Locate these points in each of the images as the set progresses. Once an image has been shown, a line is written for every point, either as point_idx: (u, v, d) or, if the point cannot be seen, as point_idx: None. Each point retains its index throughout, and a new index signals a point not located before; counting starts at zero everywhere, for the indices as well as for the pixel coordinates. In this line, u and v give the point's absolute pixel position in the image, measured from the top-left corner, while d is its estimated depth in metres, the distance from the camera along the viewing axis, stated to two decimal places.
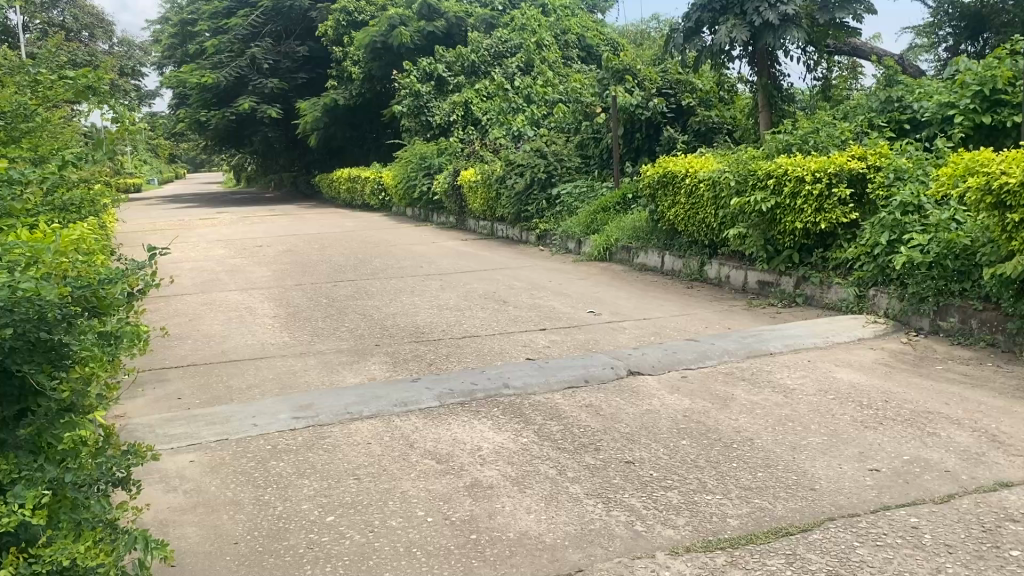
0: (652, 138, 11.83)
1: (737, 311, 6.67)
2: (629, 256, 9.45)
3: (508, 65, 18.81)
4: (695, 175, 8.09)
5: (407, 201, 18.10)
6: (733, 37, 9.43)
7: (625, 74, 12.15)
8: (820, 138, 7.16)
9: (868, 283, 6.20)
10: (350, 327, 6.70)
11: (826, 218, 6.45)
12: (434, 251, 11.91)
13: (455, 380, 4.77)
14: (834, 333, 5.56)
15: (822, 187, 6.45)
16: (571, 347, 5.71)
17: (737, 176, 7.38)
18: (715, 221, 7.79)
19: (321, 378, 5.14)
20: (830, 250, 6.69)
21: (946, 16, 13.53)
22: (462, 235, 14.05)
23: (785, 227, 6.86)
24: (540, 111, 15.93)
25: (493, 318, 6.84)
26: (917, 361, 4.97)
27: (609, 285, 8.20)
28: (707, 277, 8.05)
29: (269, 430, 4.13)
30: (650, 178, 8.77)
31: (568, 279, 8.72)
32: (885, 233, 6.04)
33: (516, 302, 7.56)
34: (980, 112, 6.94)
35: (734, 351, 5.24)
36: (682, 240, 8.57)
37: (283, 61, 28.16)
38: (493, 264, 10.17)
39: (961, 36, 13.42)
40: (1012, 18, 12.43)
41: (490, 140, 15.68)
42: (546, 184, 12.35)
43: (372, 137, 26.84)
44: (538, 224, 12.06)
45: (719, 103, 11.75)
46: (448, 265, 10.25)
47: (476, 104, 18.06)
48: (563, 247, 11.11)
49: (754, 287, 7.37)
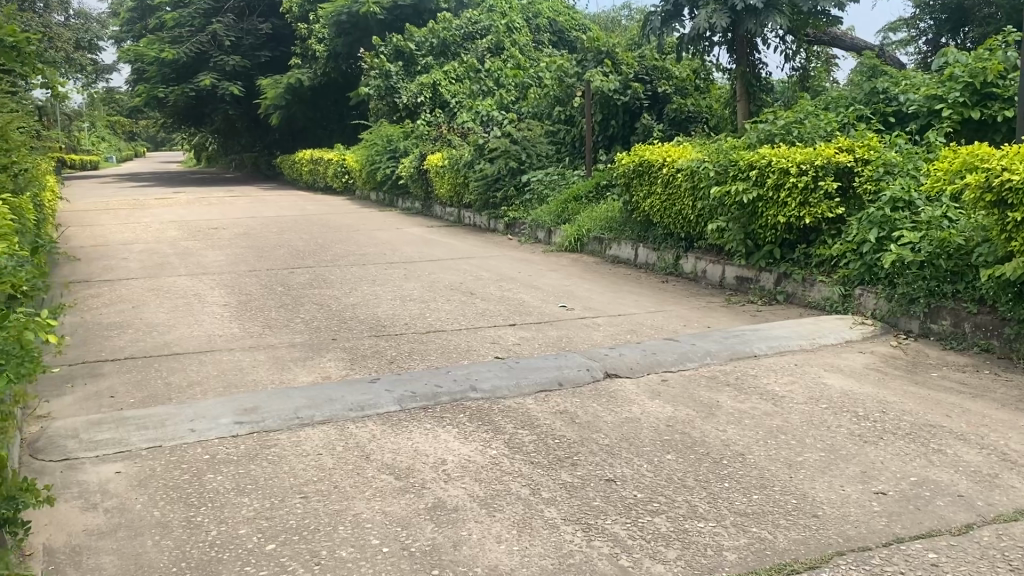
0: (627, 126, 11.50)
1: (716, 309, 6.35)
2: (601, 247, 9.11)
3: (478, 47, 18.35)
4: (673, 165, 7.77)
5: (371, 184, 17.59)
6: (712, 22, 9.05)
7: (608, 54, 11.95)
8: (805, 128, 6.86)
9: (854, 281, 5.92)
10: (306, 319, 6.26)
11: (811, 213, 6.16)
12: (399, 237, 11.47)
13: (418, 381, 4.38)
14: (821, 335, 5.26)
15: (808, 180, 6.14)
16: (542, 345, 5.35)
17: (717, 166, 7.06)
18: (692, 213, 7.47)
19: (270, 376, 4.71)
20: (813, 246, 6.40)
21: (927, 8, 13.41)
22: (427, 222, 13.61)
23: (767, 221, 6.55)
24: (510, 95, 15.52)
25: (458, 312, 6.45)
26: (910, 368, 4.68)
27: (581, 278, 7.84)
28: (682, 271, 7.72)
29: (208, 437, 3.71)
30: (625, 167, 8.43)
31: (537, 271, 8.35)
32: (874, 230, 5.76)
33: (483, 294, 7.17)
34: (969, 106, 6.67)
35: (717, 353, 4.91)
36: (658, 232, 8.24)
37: (246, 38, 27.43)
38: (459, 253, 9.76)
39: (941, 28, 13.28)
40: (992, 11, 12.34)
41: (458, 125, 15.24)
42: (516, 171, 11.98)
43: (337, 118, 26.18)
44: (507, 212, 11.66)
45: (695, 91, 11.45)
46: (413, 253, 9.82)
47: (445, 86, 17.50)
48: (532, 236, 10.73)
49: (732, 283, 7.07)
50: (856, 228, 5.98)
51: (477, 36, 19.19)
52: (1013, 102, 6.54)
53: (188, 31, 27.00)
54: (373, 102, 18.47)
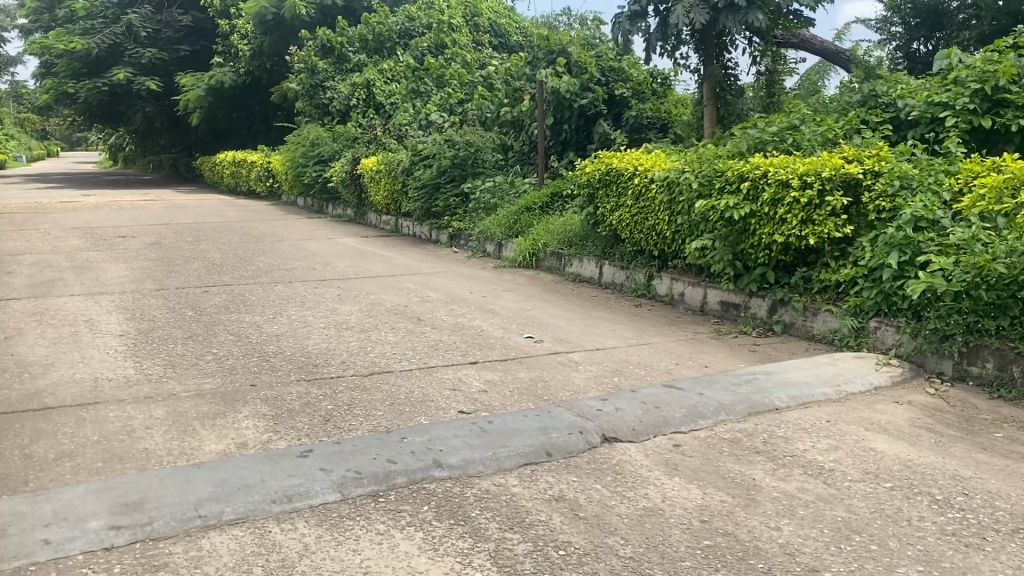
0: (582, 132, 10.65)
1: (706, 342, 5.48)
2: (559, 264, 8.21)
3: (415, 46, 17.27)
4: (646, 175, 6.89)
5: (298, 189, 16.39)
6: (691, 19, 8.33)
7: (560, 54, 11.02)
8: (800, 136, 6.06)
9: (868, 312, 5.12)
10: (220, 356, 5.15)
11: (816, 232, 5.34)
12: (331, 248, 10.37)
13: (365, 453, 3.35)
14: (845, 379, 4.42)
15: (813, 194, 5.33)
16: (514, 392, 4.37)
17: (700, 177, 6.21)
18: (668, 229, 6.59)
19: (166, 445, 3.62)
20: (814, 270, 5.58)
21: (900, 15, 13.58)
22: (361, 231, 12.50)
23: (760, 241, 5.72)
24: (453, 97, 14.52)
25: (406, 344, 5.43)
26: (966, 424, 3.85)
27: (543, 301, 6.89)
28: (655, 294, 6.85)
29: (67, 553, 2.62)
30: (589, 176, 7.52)
31: (491, 291, 7.38)
32: (894, 253, 4.96)
33: (434, 321, 6.17)
34: (980, 113, 5.93)
35: (732, 407, 4.01)
36: (626, 248, 7.36)
37: (164, 31, 25.79)
38: (400, 268, 8.73)
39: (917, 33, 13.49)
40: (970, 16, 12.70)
41: (394, 126, 14.18)
42: (457, 178, 10.98)
43: (262, 119, 24.47)
44: (449, 223, 10.67)
45: (653, 96, 10.66)
46: (347, 268, 8.73)
47: (379, 87, 16.38)
48: (479, 250, 9.77)
49: (716, 309, 6.22)
50: (869, 250, 5.18)
51: (415, 34, 18.12)
52: None
53: (101, 22, 25.25)
54: (300, 101, 17.18)
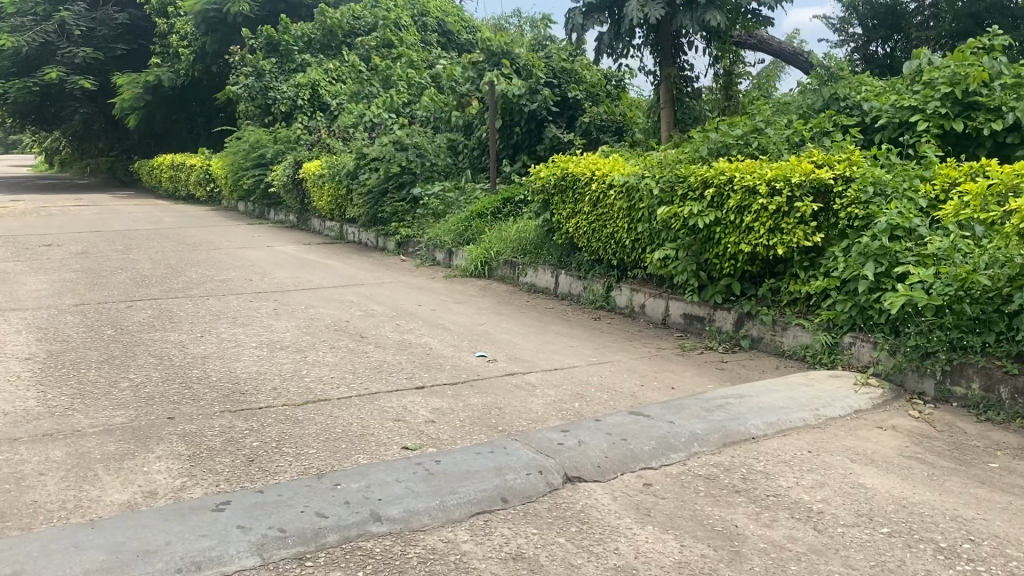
0: (534, 134, 10.27)
1: (671, 360, 5.12)
2: (513, 273, 7.82)
3: (361, 45, 16.72)
4: (604, 180, 6.54)
5: (240, 194, 15.76)
6: (646, 15, 7.98)
7: (503, 56, 10.63)
8: (766, 139, 5.76)
9: (841, 326, 4.81)
10: (137, 382, 4.63)
11: (785, 241, 5.02)
12: (272, 257, 9.84)
13: (291, 505, 2.90)
14: (823, 402, 4.09)
15: (781, 201, 5.01)
16: (464, 422, 3.95)
17: (662, 182, 5.87)
18: (627, 238, 6.23)
19: (59, 496, 3.11)
20: (783, 281, 5.27)
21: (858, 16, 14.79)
22: (304, 238, 11.96)
23: (725, 250, 5.38)
24: (399, 98, 14.06)
25: (346, 366, 4.97)
26: (958, 454, 3.54)
27: (495, 314, 6.48)
28: (615, 305, 6.49)
29: None
30: (543, 180, 7.14)
31: (440, 303, 6.95)
32: (870, 264, 4.66)
33: (379, 338, 5.72)
34: (951, 117, 5.71)
35: (706, 436, 3.64)
36: (583, 257, 6.99)
37: (99, 29, 24.80)
38: (343, 278, 8.25)
39: (876, 33, 14.77)
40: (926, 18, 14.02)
41: (339, 128, 13.68)
42: (405, 184, 10.46)
43: (203, 121, 23.61)
44: (397, 230, 10.20)
45: (607, 98, 10.36)
46: (287, 279, 8.22)
47: (324, 88, 15.83)
48: (428, 258, 9.33)
49: (678, 322, 5.87)
50: (841, 260, 4.88)
51: (361, 34, 17.61)
52: (1000, 113, 5.63)
53: (32, 19, 24.16)
54: (240, 102, 16.44)
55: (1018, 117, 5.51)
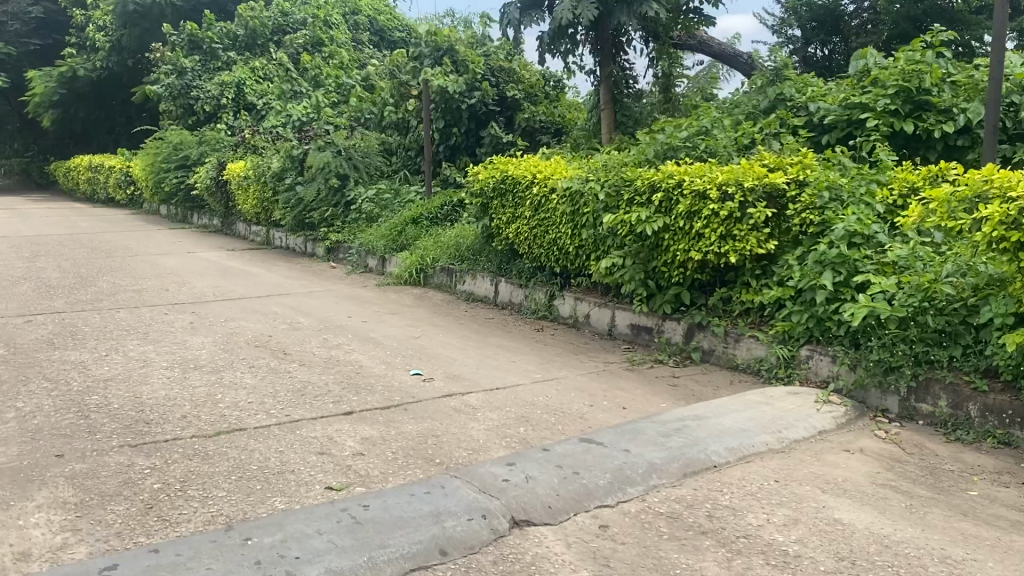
0: (471, 135, 9.89)
1: (620, 375, 4.79)
2: (450, 280, 7.43)
3: (290, 43, 16.09)
4: (545, 183, 6.19)
5: (161, 197, 15.00)
6: (579, 14, 7.75)
7: (447, 52, 10.31)
8: (715, 141, 5.48)
9: (798, 338, 4.55)
10: (25, 412, 4.09)
11: (737, 249, 4.74)
12: (192, 265, 9.24)
13: (192, 569, 2.46)
14: (785, 423, 3.80)
15: (734, 207, 4.72)
16: (398, 454, 3.55)
17: (607, 186, 5.54)
18: (571, 244, 5.90)
19: None
20: (734, 290, 4.99)
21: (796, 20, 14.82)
22: (229, 244, 11.35)
23: (674, 258, 5.08)
24: (329, 97, 13.53)
25: (267, 390, 4.51)
26: (933, 480, 3.28)
27: (431, 326, 6.08)
28: (558, 315, 6.15)
29: None
30: (481, 184, 6.76)
31: (372, 315, 6.51)
32: (827, 272, 4.40)
33: (304, 356, 5.26)
34: (901, 117, 5.52)
35: (665, 466, 3.30)
36: (524, 264, 6.64)
37: (11, 22, 23.50)
38: (269, 288, 7.74)
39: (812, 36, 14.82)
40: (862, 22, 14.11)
41: (266, 128, 13.06)
42: (336, 187, 9.96)
43: (123, 121, 22.54)
44: (326, 235, 9.70)
45: (546, 98, 10.05)
46: (208, 289, 7.66)
47: (251, 86, 15.15)
48: (360, 265, 8.88)
49: (625, 333, 5.56)
50: (796, 268, 4.62)
51: (290, 31, 16.89)
52: (951, 114, 5.45)
53: None
54: (161, 101, 15.64)
55: (969, 118, 5.33)
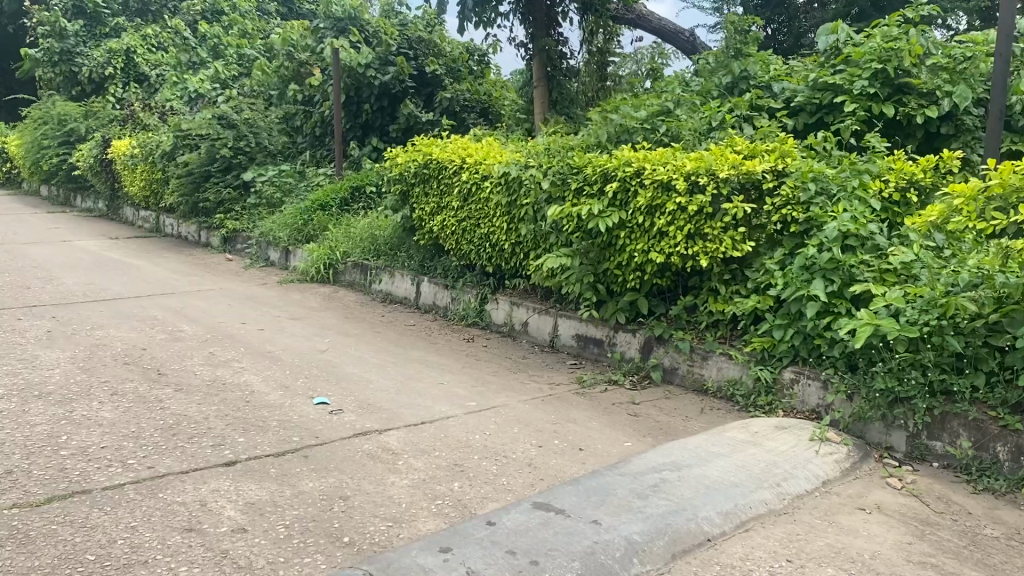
0: (386, 113, 8.94)
1: (570, 401, 4.00)
2: (365, 278, 6.55)
3: (186, 10, 14.70)
4: (476, 168, 5.35)
5: (40, 176, 13.53)
6: None
7: (350, 23, 9.18)
8: (674, 125, 4.73)
9: (780, 358, 3.84)
10: None
11: (708, 251, 4.00)
12: (64, 256, 8.06)
13: None
14: (783, 471, 3.07)
15: (705, 201, 3.98)
16: (293, 529, 2.67)
17: (551, 174, 4.75)
18: (506, 241, 5.09)
19: None
20: (701, 298, 4.26)
21: None
22: (113, 232, 10.13)
23: (630, 260, 4.31)
24: (230, 70, 12.31)
25: (128, 430, 3.54)
26: (980, 555, 2.60)
27: (341, 335, 5.18)
28: (490, 322, 5.35)
29: None
30: (400, 168, 5.88)
31: (271, 321, 5.56)
32: (817, 281, 3.70)
33: (183, 379, 4.29)
34: (880, 100, 4.84)
35: (648, 544, 2.52)
36: (450, 262, 5.81)
37: None
38: (152, 285, 6.69)
39: None
40: None
41: (158, 102, 11.78)
42: (233, 167, 8.87)
43: None
44: (222, 222, 8.65)
45: (469, 75, 9.18)
46: (77, 286, 6.55)
47: (143, 54, 13.72)
48: (261, 258, 7.90)
49: (569, 345, 4.78)
50: (777, 274, 3.91)
51: None
52: (934, 98, 4.80)
53: None
54: (40, 69, 14.08)
55: (955, 103, 4.69)
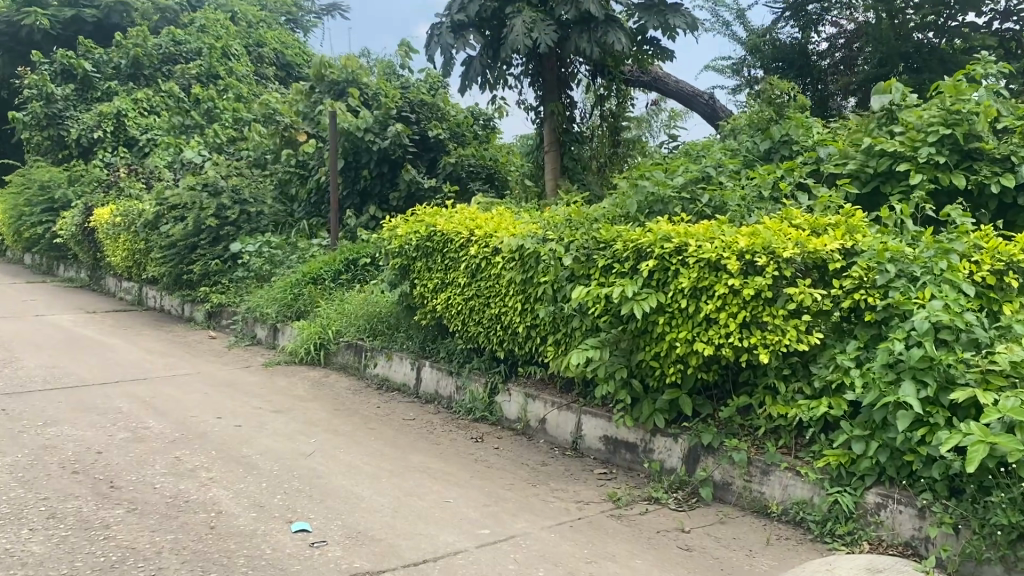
0: (386, 180, 8.39)
1: (604, 525, 3.30)
2: (359, 361, 5.88)
3: (181, 73, 14.33)
4: (487, 240, 4.73)
5: (23, 244, 12.97)
6: (536, 37, 6.36)
7: (349, 85, 8.77)
8: (716, 194, 4.13)
9: (861, 476, 3.15)
10: None
11: (768, 343, 3.35)
12: (33, 333, 7.41)
13: None
14: None
15: (763, 283, 3.34)
16: None
17: (574, 249, 4.12)
18: (520, 324, 4.43)
19: None
20: (758, 398, 3.57)
21: None
22: (91, 304, 9.49)
23: (671, 350, 3.65)
24: (224, 134, 11.84)
25: (58, 572, 2.83)
26: None
27: (331, 434, 4.48)
28: (502, 416, 4.66)
29: None
30: (401, 240, 5.25)
31: (250, 415, 4.86)
32: (908, 384, 3.04)
33: (139, 495, 3.58)
34: (947, 168, 4.25)
35: None
36: (455, 345, 5.14)
37: None
38: (123, 369, 6.03)
39: None
40: None
41: (148, 168, 11.28)
42: (220, 238, 8.29)
43: None
44: (207, 296, 8.03)
45: (474, 139, 8.66)
46: (38, 371, 5.87)
47: (134, 118, 13.26)
48: (247, 336, 7.25)
49: (596, 448, 4.08)
50: (855, 373, 3.25)
51: (182, 61, 14.79)
52: (1009, 165, 4.22)
53: None
54: (28, 134, 13.64)
55: None
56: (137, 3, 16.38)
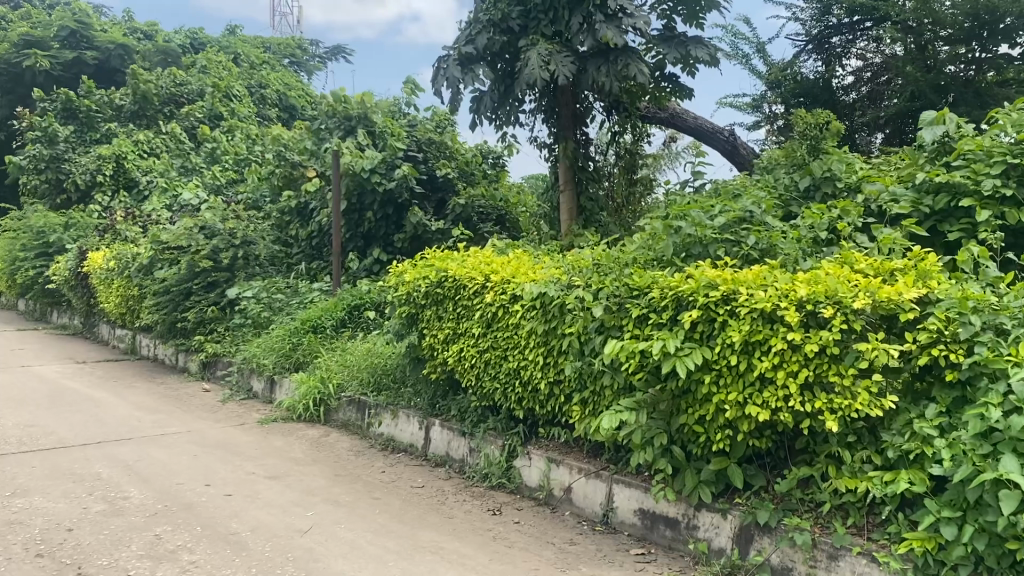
0: (391, 222, 8.01)
1: None
2: (363, 419, 5.42)
3: (183, 116, 14.11)
4: (504, 287, 4.30)
5: (16, 290, 12.57)
6: (553, 70, 5.99)
7: (356, 123, 8.42)
8: (763, 234, 3.73)
9: (953, 566, 2.67)
10: None
11: (835, 408, 2.90)
12: (16, 385, 6.97)
13: None
14: None
15: (829, 337, 2.90)
16: None
17: (604, 298, 3.69)
18: (542, 380, 3.98)
19: None
20: (822, 470, 3.11)
21: None
22: (81, 354, 9.05)
23: (719, 414, 3.19)
24: (225, 175, 11.53)
25: None
26: None
27: (330, 506, 4.00)
28: (521, 483, 4.19)
29: None
30: (408, 287, 4.83)
31: (242, 482, 4.39)
32: (1010, 457, 2.58)
33: None
34: (1016, 203, 3.82)
35: None
36: (468, 403, 4.69)
37: None
38: (107, 427, 5.57)
39: None
40: None
41: (145, 211, 10.92)
42: (216, 283, 7.89)
43: None
44: (202, 344, 7.58)
45: (483, 180, 8.30)
46: (15, 430, 5.41)
47: (134, 160, 12.95)
48: (242, 389, 6.80)
49: (631, 522, 3.61)
50: (940, 444, 2.79)
51: (184, 102, 14.79)
52: None
53: None
54: (26, 177, 13.32)
55: None
56: (139, 45, 16.23)
